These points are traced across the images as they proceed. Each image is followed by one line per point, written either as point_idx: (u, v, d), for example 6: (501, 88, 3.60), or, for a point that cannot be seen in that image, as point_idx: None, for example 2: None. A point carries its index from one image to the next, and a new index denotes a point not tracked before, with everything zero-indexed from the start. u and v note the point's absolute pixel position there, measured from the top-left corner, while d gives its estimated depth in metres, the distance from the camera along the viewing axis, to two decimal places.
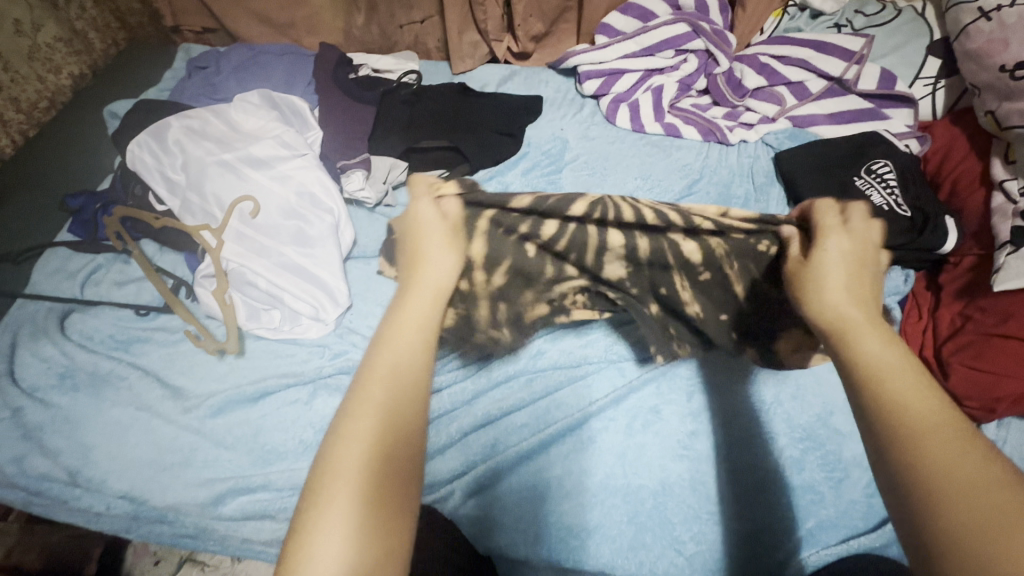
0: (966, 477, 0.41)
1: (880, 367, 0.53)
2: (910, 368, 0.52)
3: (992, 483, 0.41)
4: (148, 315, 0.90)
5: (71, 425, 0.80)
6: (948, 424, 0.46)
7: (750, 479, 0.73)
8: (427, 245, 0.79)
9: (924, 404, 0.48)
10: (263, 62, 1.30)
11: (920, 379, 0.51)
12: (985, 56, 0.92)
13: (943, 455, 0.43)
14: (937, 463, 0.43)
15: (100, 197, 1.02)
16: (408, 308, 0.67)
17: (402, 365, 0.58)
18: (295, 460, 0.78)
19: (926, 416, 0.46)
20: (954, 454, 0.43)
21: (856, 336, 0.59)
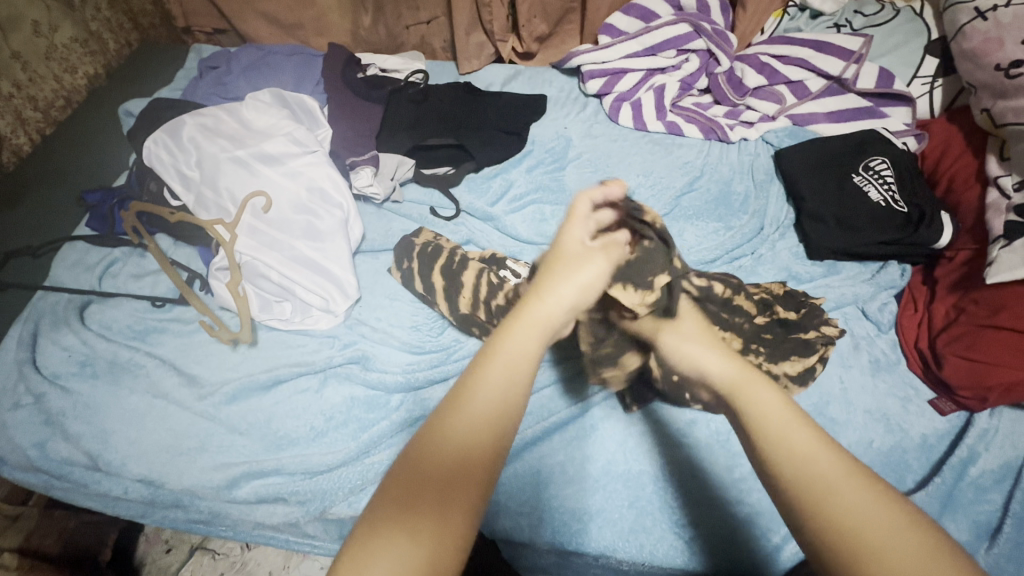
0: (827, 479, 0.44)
1: (799, 454, 0.46)
2: (799, 422, 0.49)
3: (873, 511, 0.42)
4: (164, 307, 0.92)
5: (92, 411, 0.82)
6: (863, 508, 0.42)
7: (745, 466, 0.76)
8: (563, 266, 0.59)
9: (823, 462, 0.45)
10: (273, 61, 1.33)
11: (830, 459, 0.45)
12: (981, 55, 0.93)
13: (856, 508, 0.42)
14: (842, 533, 0.41)
15: (117, 192, 1.05)
16: (516, 333, 0.52)
17: (484, 409, 0.46)
18: (306, 446, 0.80)
19: (816, 458, 0.46)
20: (821, 469, 0.45)
21: (750, 394, 0.53)
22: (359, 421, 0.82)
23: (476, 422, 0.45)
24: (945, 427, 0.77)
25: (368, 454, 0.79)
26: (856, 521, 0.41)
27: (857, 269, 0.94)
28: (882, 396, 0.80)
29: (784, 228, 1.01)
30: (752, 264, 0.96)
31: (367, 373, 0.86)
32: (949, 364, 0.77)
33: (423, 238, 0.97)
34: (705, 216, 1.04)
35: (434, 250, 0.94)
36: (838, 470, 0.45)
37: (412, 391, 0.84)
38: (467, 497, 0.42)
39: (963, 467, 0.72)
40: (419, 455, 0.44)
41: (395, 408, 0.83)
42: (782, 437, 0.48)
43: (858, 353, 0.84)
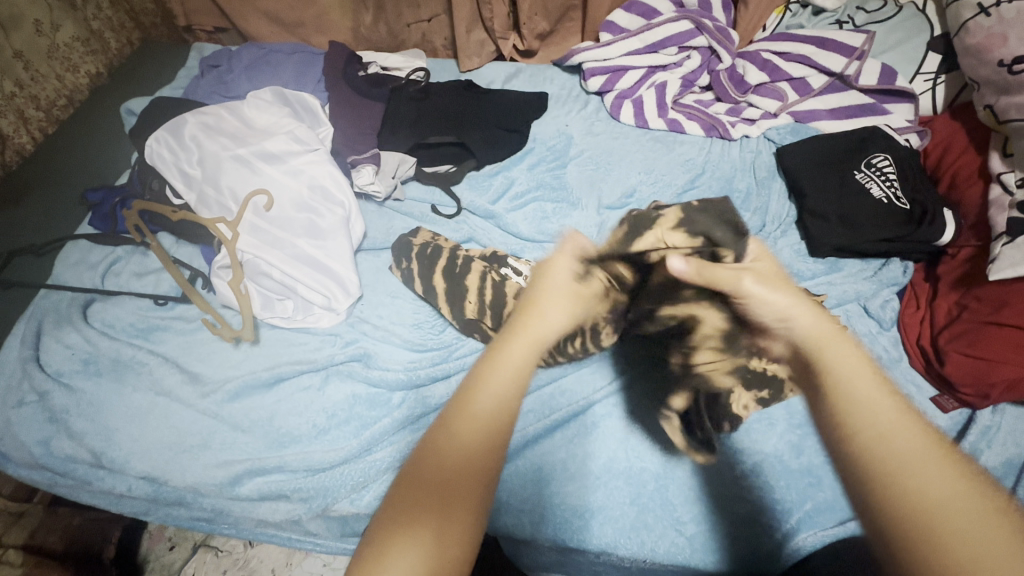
0: (906, 447, 0.44)
1: (872, 422, 0.46)
2: (885, 396, 0.49)
3: (951, 485, 0.42)
4: (167, 305, 0.93)
5: (95, 409, 0.83)
6: (943, 488, 0.41)
7: (748, 463, 0.75)
8: (545, 293, 0.69)
9: (901, 435, 0.45)
10: (274, 60, 1.33)
11: (901, 428, 0.46)
12: (984, 51, 0.93)
13: (934, 478, 0.42)
14: (904, 494, 0.42)
15: (119, 190, 1.05)
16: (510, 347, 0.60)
17: (489, 415, 0.51)
18: (309, 444, 0.80)
19: (899, 427, 0.46)
20: (904, 439, 0.45)
21: (830, 360, 0.54)
22: (361, 419, 0.82)
23: (482, 425, 0.50)
24: (947, 424, 0.77)
25: (370, 451, 0.79)
26: (928, 488, 0.41)
27: (859, 266, 0.94)
28: None
29: (786, 225, 1.01)
30: None
31: (368, 371, 0.86)
32: (951, 361, 0.77)
33: (421, 240, 0.98)
34: None
35: (434, 252, 0.95)
36: (917, 442, 0.45)
37: (414, 389, 0.84)
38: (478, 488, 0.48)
39: None
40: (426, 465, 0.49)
41: (397, 405, 0.83)
42: (865, 402, 0.48)
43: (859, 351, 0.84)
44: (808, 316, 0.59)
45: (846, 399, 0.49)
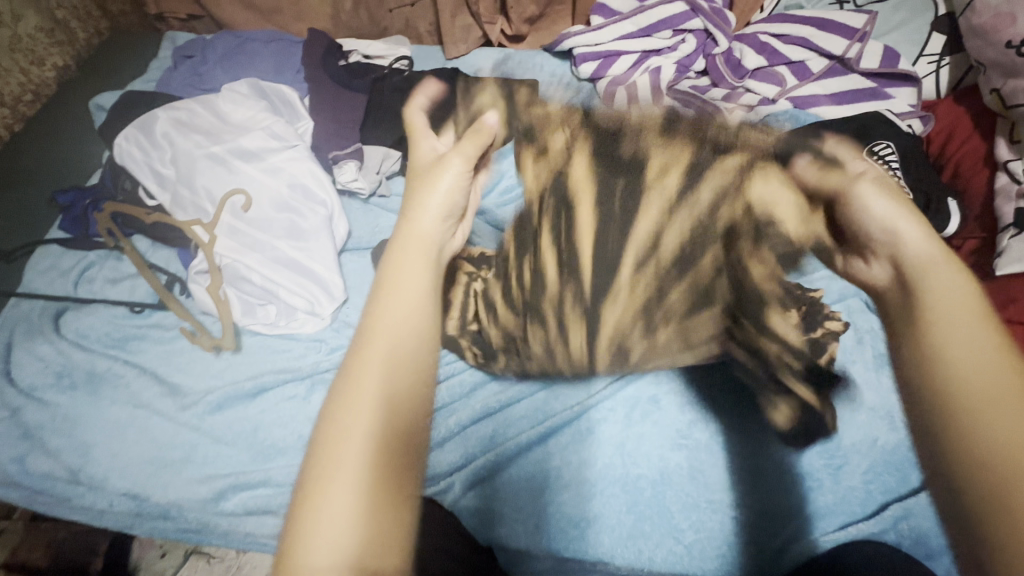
0: (980, 395, 0.51)
1: (969, 394, 0.51)
2: (989, 322, 0.55)
3: (993, 379, 0.51)
4: (144, 312, 0.89)
5: (71, 423, 0.79)
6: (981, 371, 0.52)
7: (748, 467, 0.73)
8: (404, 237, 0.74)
9: (968, 351, 0.53)
10: (251, 49, 1.28)
11: (996, 383, 0.51)
12: (990, 32, 0.89)
13: (979, 381, 0.51)
14: (960, 402, 0.52)
15: (91, 192, 1.00)
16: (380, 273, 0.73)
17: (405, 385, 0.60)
18: (295, 456, 0.77)
19: (971, 361, 0.52)
20: (978, 370, 0.52)
21: (931, 272, 0.60)
22: None
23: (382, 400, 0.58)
24: None
25: None
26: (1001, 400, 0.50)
27: None
28: None
29: None
30: None
31: None
32: None
33: None
34: None
35: None
36: (996, 382, 0.51)
37: None
38: (408, 441, 0.58)
39: None
40: (326, 450, 0.55)
41: None
42: (942, 349, 0.54)
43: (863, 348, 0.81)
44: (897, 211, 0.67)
45: (921, 308, 0.58)
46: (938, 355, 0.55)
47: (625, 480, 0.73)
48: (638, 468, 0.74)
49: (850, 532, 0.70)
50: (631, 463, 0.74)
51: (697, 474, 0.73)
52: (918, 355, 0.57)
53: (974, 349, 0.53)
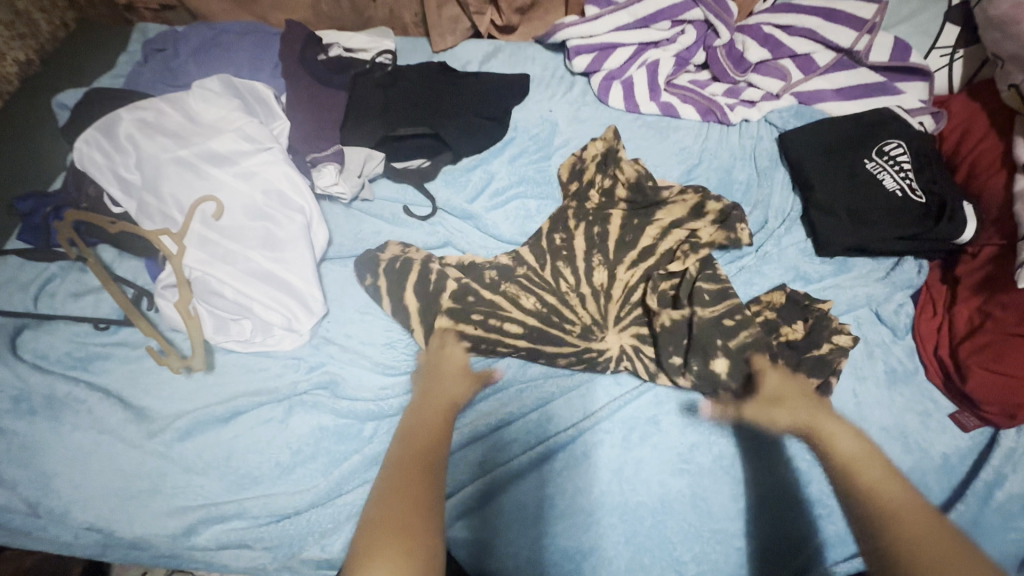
0: (897, 506, 0.60)
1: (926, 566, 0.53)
2: (873, 462, 0.67)
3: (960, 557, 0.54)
4: (109, 329, 0.83)
5: (29, 452, 0.74)
6: (932, 540, 0.56)
7: (751, 493, 0.69)
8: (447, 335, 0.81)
9: (893, 489, 0.62)
10: (226, 41, 1.20)
11: (929, 521, 0.58)
12: (1011, 23, 0.83)
13: (921, 540, 0.56)
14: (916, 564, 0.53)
15: (53, 198, 0.92)
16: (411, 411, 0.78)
17: (426, 503, 0.61)
18: (271, 485, 0.73)
19: (892, 491, 0.62)
20: (898, 501, 0.61)
21: (827, 422, 0.71)
22: (329, 455, 0.74)
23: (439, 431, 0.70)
24: (968, 446, 0.71)
25: (338, 493, 0.72)
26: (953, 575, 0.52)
27: (870, 266, 0.86)
28: (899, 411, 0.73)
29: (790, 220, 0.93)
30: (756, 264, 0.87)
31: (336, 401, 0.78)
32: (974, 377, 0.70)
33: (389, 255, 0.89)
34: None
35: (402, 265, 0.87)
36: (909, 501, 0.61)
37: (388, 419, 0.77)
38: (427, 501, 0.62)
39: (987, 492, 0.66)
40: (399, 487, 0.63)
41: (369, 439, 0.75)
42: (852, 461, 0.67)
43: (872, 363, 0.77)
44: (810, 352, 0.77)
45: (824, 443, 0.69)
46: (867, 489, 0.63)
47: (635, 499, 0.70)
48: (646, 495, 0.70)
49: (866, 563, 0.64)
50: (637, 486, 0.71)
51: (708, 497, 0.69)
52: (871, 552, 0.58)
53: (887, 475, 0.65)
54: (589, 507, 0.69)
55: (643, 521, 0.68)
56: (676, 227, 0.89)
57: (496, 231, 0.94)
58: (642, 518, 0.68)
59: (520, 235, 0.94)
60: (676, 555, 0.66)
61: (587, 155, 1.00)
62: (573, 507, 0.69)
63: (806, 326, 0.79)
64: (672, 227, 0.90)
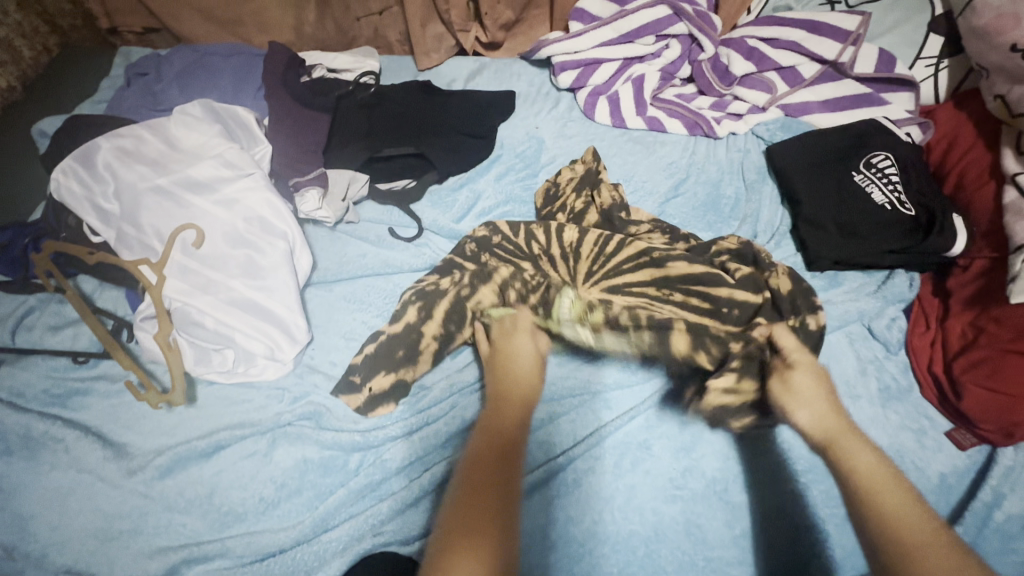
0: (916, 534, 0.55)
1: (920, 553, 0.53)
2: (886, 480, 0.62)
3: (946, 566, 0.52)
4: (88, 363, 0.82)
5: (6, 494, 0.72)
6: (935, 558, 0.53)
7: (747, 520, 0.68)
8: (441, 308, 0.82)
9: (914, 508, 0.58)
10: (210, 64, 1.19)
11: (925, 524, 0.56)
12: (993, 34, 0.83)
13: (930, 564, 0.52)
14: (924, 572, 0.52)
15: (31, 229, 0.91)
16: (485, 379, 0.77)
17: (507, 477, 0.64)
18: (255, 522, 0.71)
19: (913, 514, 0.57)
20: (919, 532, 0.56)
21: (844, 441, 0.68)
22: (315, 488, 0.73)
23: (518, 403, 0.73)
24: (966, 464, 0.69)
25: (325, 529, 0.69)
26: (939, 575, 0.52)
27: (860, 280, 0.85)
28: (895, 430, 0.72)
29: (780, 234, 0.92)
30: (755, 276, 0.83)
31: (320, 433, 0.76)
32: (970, 395, 0.69)
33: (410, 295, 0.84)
34: (693, 223, 0.94)
35: (394, 295, 0.89)
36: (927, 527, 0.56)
37: (374, 450, 0.75)
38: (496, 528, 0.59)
39: (988, 512, 0.64)
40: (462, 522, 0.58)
41: (355, 470, 0.74)
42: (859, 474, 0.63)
43: (866, 380, 0.76)
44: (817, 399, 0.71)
45: (829, 447, 0.68)
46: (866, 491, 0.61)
47: (631, 530, 0.68)
48: (641, 524, 0.68)
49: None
50: (632, 515, 0.69)
51: (704, 524, 0.68)
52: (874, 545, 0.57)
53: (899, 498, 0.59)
54: (581, 541, 0.67)
55: (637, 553, 0.66)
56: (663, 286, 0.81)
57: (472, 261, 0.88)
58: (638, 549, 0.66)
59: (486, 260, 0.87)
60: None
61: (561, 180, 0.99)
62: (563, 540, 0.67)
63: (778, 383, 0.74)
64: (663, 280, 0.82)
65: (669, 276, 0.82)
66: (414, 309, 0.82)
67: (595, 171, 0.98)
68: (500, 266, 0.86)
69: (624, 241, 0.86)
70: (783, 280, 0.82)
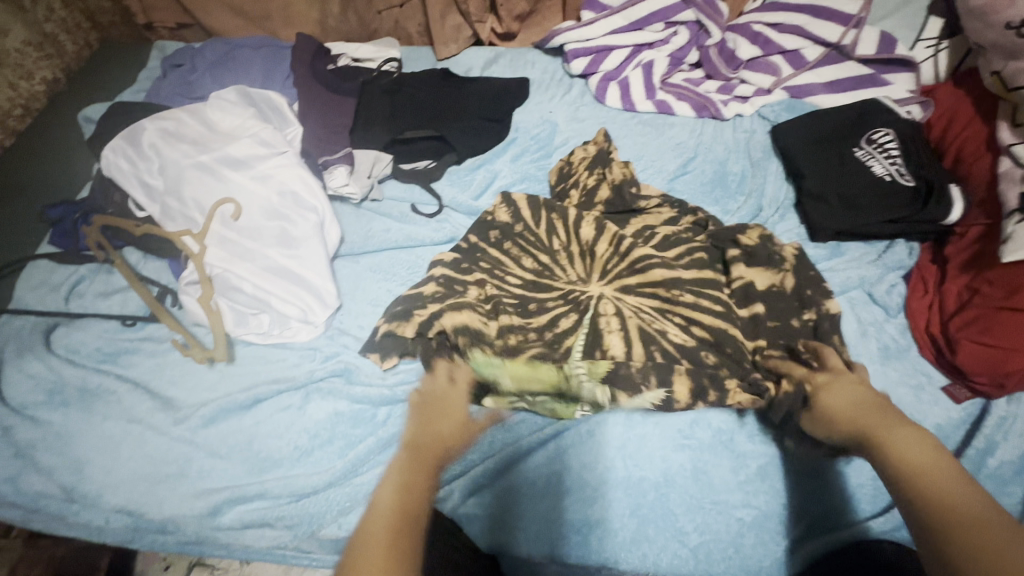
0: (959, 503, 0.51)
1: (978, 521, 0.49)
2: (931, 453, 0.57)
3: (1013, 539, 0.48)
4: (135, 325, 0.88)
5: (64, 442, 0.78)
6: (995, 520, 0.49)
7: (751, 466, 0.72)
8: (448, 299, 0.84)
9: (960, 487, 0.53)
10: (241, 55, 1.26)
11: (955, 476, 0.54)
12: (989, 13, 0.87)
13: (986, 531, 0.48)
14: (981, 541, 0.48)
15: (82, 205, 0.98)
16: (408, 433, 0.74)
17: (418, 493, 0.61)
18: (291, 468, 0.76)
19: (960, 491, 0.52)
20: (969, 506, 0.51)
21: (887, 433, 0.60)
22: (345, 438, 0.78)
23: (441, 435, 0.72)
24: (961, 416, 0.73)
25: (355, 473, 0.75)
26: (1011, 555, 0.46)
27: (862, 249, 0.89)
28: (893, 385, 0.76)
29: (784, 208, 0.96)
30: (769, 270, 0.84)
31: (351, 388, 0.82)
32: (964, 350, 0.72)
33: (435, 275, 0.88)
34: (700, 199, 0.99)
35: (416, 267, 0.95)
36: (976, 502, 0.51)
37: (400, 404, 0.80)
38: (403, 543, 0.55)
39: (980, 459, 0.68)
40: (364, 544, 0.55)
41: (382, 423, 0.79)
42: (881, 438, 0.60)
43: (866, 341, 0.80)
44: (862, 403, 0.66)
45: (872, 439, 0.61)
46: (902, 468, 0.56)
47: (642, 477, 0.72)
48: (651, 471, 0.72)
49: (874, 529, 0.67)
50: (643, 463, 0.73)
51: (710, 472, 0.72)
52: (915, 512, 0.52)
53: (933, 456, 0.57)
54: (595, 487, 0.72)
55: (647, 496, 0.71)
56: (674, 290, 0.83)
57: (495, 248, 0.93)
58: (648, 493, 0.71)
59: (507, 248, 0.92)
60: (684, 526, 0.69)
61: (574, 159, 1.04)
62: (577, 485, 0.72)
63: (782, 389, 0.73)
64: (672, 283, 0.84)
65: (677, 279, 0.84)
66: (434, 282, 0.87)
67: (607, 150, 1.03)
68: (520, 258, 0.91)
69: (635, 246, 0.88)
70: (789, 278, 0.83)
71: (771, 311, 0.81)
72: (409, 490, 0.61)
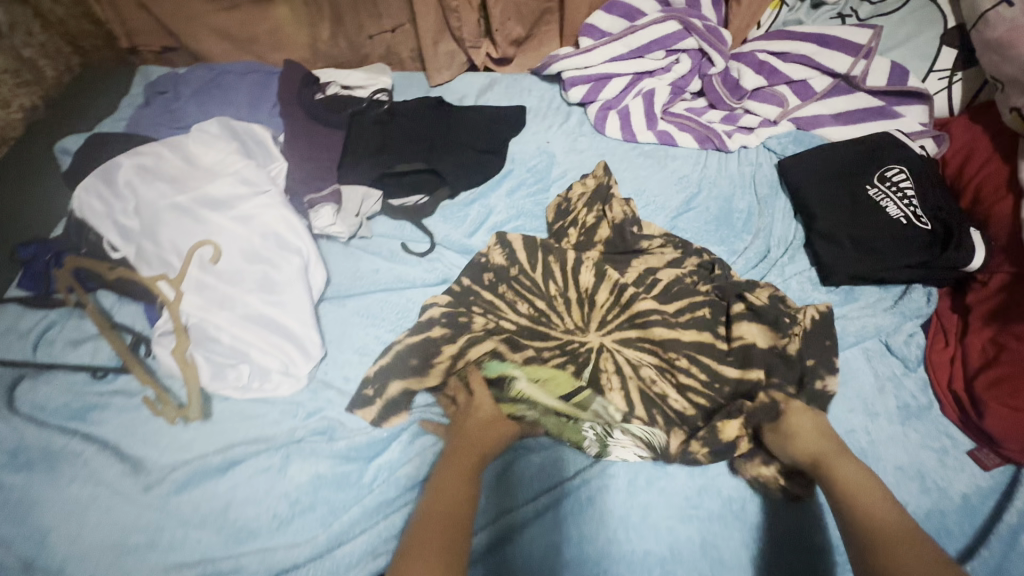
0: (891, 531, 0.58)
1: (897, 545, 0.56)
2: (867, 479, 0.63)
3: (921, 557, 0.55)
4: (106, 377, 0.83)
5: (25, 509, 0.73)
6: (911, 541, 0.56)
7: (766, 540, 0.67)
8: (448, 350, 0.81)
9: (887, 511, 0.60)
10: (226, 81, 1.22)
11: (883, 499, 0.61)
12: (1007, 47, 0.83)
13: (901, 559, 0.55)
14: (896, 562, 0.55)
15: (54, 244, 0.93)
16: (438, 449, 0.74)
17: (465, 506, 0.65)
18: (269, 538, 0.71)
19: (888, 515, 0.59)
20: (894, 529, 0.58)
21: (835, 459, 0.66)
22: (329, 504, 0.73)
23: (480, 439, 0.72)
24: (990, 484, 0.68)
25: (339, 544, 0.70)
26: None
27: (877, 295, 0.84)
28: (915, 449, 0.71)
29: (794, 249, 0.91)
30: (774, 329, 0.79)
31: (334, 447, 0.77)
32: (991, 413, 0.68)
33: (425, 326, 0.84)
34: (705, 238, 0.94)
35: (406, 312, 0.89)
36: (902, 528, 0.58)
37: (388, 466, 0.75)
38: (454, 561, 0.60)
39: (1013, 534, 0.63)
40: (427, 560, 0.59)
41: (369, 486, 0.74)
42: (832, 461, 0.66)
43: (884, 398, 0.75)
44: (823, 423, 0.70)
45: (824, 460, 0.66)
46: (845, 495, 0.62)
47: (648, 552, 0.67)
48: (657, 544, 0.67)
49: None
50: (648, 535, 0.68)
51: (720, 545, 0.67)
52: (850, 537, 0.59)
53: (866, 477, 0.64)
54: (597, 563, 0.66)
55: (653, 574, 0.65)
56: (672, 350, 0.78)
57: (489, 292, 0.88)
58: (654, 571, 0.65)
59: (501, 292, 0.87)
60: None
61: (573, 195, 0.99)
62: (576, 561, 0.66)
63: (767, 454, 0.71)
64: (672, 343, 0.79)
65: (677, 339, 0.79)
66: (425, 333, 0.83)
67: (607, 186, 0.98)
68: (514, 302, 0.86)
69: (636, 295, 0.83)
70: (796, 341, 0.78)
71: (777, 373, 0.75)
72: (453, 494, 0.66)
